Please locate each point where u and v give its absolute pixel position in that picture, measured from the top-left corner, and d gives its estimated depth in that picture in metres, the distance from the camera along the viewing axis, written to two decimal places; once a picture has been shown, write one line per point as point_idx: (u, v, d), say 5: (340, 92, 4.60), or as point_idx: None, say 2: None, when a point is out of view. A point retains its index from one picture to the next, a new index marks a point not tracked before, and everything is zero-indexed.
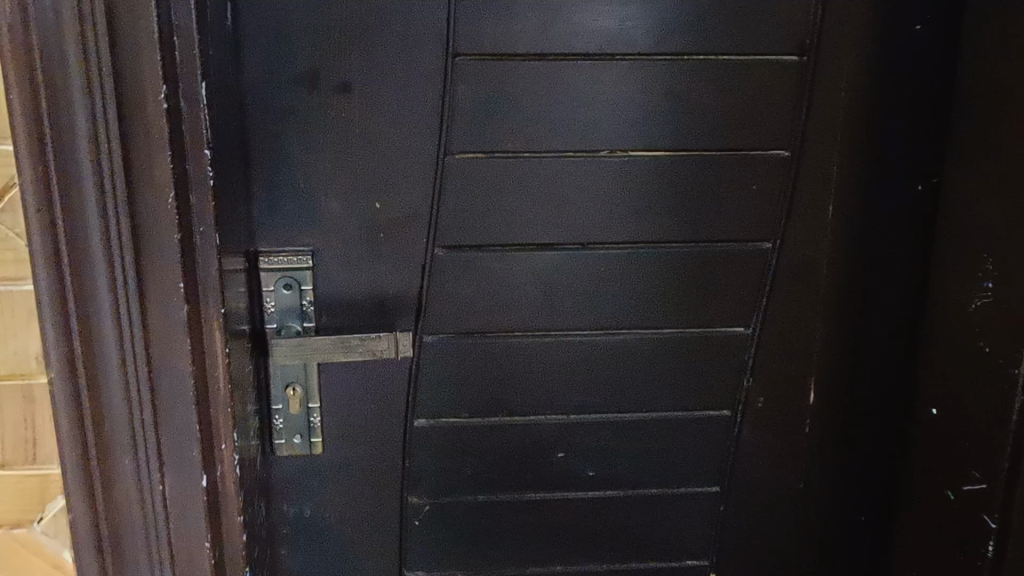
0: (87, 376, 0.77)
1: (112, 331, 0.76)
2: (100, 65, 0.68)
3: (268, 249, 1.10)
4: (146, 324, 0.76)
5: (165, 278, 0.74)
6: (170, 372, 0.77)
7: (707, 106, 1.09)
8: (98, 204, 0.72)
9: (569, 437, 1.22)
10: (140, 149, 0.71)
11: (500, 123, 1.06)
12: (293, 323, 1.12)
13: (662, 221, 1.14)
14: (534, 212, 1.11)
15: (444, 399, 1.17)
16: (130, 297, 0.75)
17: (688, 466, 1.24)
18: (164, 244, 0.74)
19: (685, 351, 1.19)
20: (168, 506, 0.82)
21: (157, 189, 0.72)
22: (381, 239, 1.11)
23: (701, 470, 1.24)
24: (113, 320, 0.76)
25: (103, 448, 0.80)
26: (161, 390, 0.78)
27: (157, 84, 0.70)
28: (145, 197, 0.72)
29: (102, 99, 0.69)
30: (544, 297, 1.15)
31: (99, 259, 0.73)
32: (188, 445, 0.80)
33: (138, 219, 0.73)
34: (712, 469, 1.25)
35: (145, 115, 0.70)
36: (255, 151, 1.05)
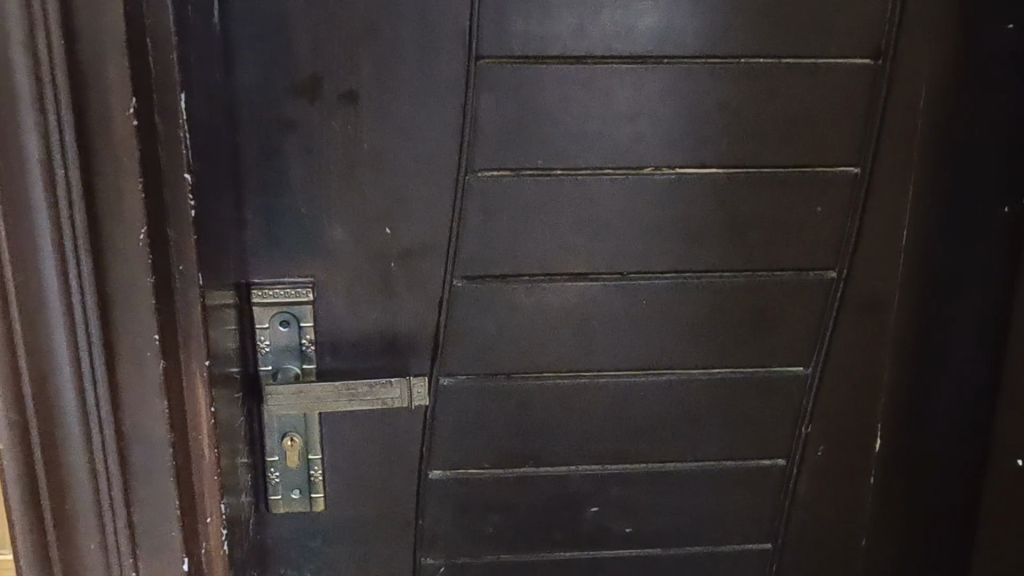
0: (42, 424, 0.68)
1: (73, 373, 0.66)
2: (55, 74, 0.59)
3: (262, 280, 0.95)
4: (114, 364, 0.67)
5: (134, 310, 0.66)
6: (142, 411, 0.69)
7: (767, 117, 0.95)
8: (53, 231, 0.62)
9: (602, 491, 1.08)
10: (105, 168, 0.62)
11: (529, 136, 0.93)
12: (291, 364, 0.98)
13: (712, 248, 1.00)
14: (567, 238, 0.97)
15: (463, 450, 1.04)
16: (93, 335, 0.66)
17: (735, 521, 1.11)
18: (131, 271, 0.65)
19: (736, 392, 1.06)
20: (137, 552, 0.73)
21: (123, 212, 0.63)
22: (392, 270, 0.97)
23: (751, 525, 1.11)
24: (73, 363, 0.66)
25: (58, 500, 0.70)
26: (131, 427, 0.69)
27: (126, 99, 0.61)
28: (110, 219, 0.63)
29: (57, 113, 0.60)
30: (578, 335, 1.01)
31: (54, 295, 0.64)
32: (159, 485, 0.72)
33: (101, 245, 0.64)
34: (763, 524, 1.12)
35: (113, 133, 0.61)
36: (247, 169, 0.91)
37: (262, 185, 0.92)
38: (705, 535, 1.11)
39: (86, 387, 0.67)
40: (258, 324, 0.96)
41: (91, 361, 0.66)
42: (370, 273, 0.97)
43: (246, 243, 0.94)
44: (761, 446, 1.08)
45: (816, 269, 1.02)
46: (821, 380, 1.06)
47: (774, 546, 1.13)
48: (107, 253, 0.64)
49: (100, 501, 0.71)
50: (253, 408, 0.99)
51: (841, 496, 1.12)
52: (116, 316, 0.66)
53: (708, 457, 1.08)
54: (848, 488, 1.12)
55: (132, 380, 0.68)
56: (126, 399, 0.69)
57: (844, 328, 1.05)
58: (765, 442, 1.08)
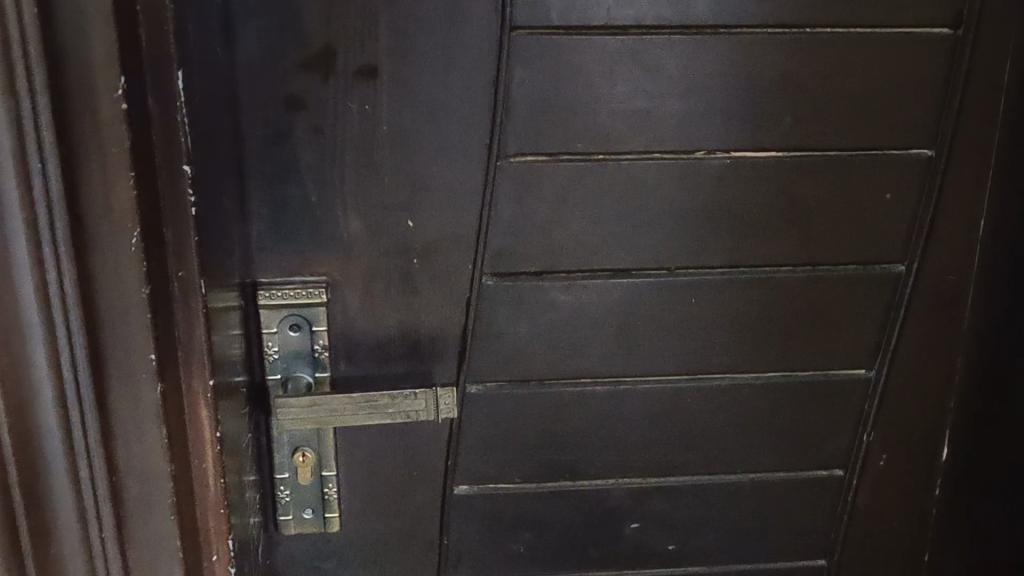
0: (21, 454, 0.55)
1: (55, 396, 0.54)
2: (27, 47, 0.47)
3: (270, 280, 0.85)
4: (103, 385, 0.55)
5: (126, 324, 0.54)
6: (138, 445, 0.57)
7: (835, 94, 0.85)
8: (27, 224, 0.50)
9: (643, 505, 0.99)
10: (88, 154, 0.50)
11: (568, 116, 0.82)
12: (303, 372, 0.88)
13: (769, 241, 0.90)
14: (610, 229, 0.87)
15: (491, 463, 0.94)
16: (80, 350, 0.54)
17: (786, 534, 1.02)
18: (122, 276, 0.52)
19: (791, 398, 0.96)
20: None
21: (110, 208, 0.51)
22: (414, 268, 0.87)
23: (804, 539, 1.03)
24: (56, 382, 0.54)
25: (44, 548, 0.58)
26: (125, 462, 0.57)
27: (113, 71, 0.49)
28: (95, 215, 0.51)
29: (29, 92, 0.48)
30: (620, 338, 0.92)
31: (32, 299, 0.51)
32: (161, 530, 0.60)
33: (86, 246, 0.51)
34: (817, 538, 1.03)
35: (97, 112, 0.49)
36: (250, 156, 0.80)
37: (268, 173, 0.81)
38: (751, 550, 1.03)
39: (72, 411, 0.55)
40: (267, 329, 0.86)
41: (76, 399, 0.55)
42: (390, 272, 0.86)
43: (251, 238, 0.83)
44: (816, 456, 0.99)
45: (883, 263, 0.92)
46: (886, 384, 0.97)
47: (828, 562, 1.05)
48: (92, 256, 0.52)
49: (94, 560, 0.60)
50: (260, 420, 0.89)
51: (900, 506, 1.03)
52: (107, 341, 0.54)
53: (759, 467, 0.99)
54: (909, 498, 1.03)
55: (125, 408, 0.56)
56: (118, 429, 0.56)
57: (911, 327, 0.95)
58: (821, 452, 0.99)
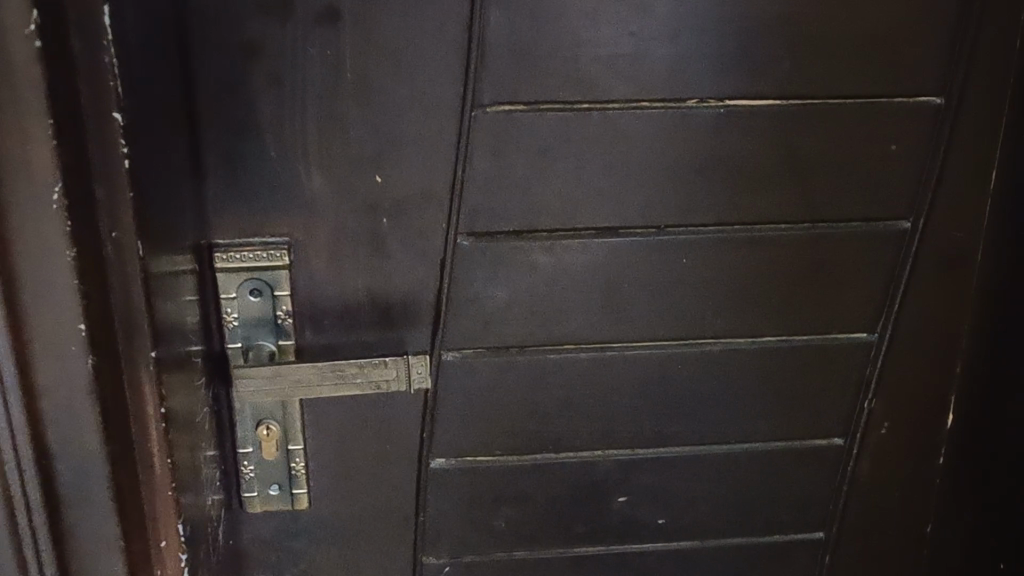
0: None
1: None
2: None
3: (228, 242, 0.79)
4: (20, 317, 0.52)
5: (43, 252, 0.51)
6: (61, 387, 0.54)
7: (840, 37, 0.78)
8: None
9: (632, 478, 0.94)
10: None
11: (548, 61, 0.76)
12: (265, 340, 0.82)
13: (767, 196, 0.84)
14: (594, 184, 0.81)
15: (468, 435, 0.89)
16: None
17: (782, 506, 0.97)
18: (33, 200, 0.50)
19: (790, 363, 0.90)
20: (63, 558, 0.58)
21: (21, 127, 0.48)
22: (384, 227, 0.80)
23: (801, 511, 0.98)
24: None
25: None
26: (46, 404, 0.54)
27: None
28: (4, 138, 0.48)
29: None
30: (606, 301, 0.86)
31: None
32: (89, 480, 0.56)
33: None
34: (815, 510, 0.98)
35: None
36: (202, 106, 0.73)
37: (222, 125, 0.74)
38: (746, 524, 0.98)
39: None
40: (224, 295, 0.80)
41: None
42: (358, 231, 0.80)
43: (206, 196, 0.77)
44: (814, 425, 0.93)
45: (888, 219, 0.86)
46: (890, 349, 0.91)
47: (826, 535, 1.00)
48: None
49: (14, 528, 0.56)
50: (220, 391, 0.83)
51: (903, 476, 0.98)
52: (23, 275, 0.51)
53: (755, 438, 0.93)
54: (913, 469, 0.98)
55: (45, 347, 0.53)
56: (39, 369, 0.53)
57: (917, 287, 0.89)
58: (820, 421, 0.93)
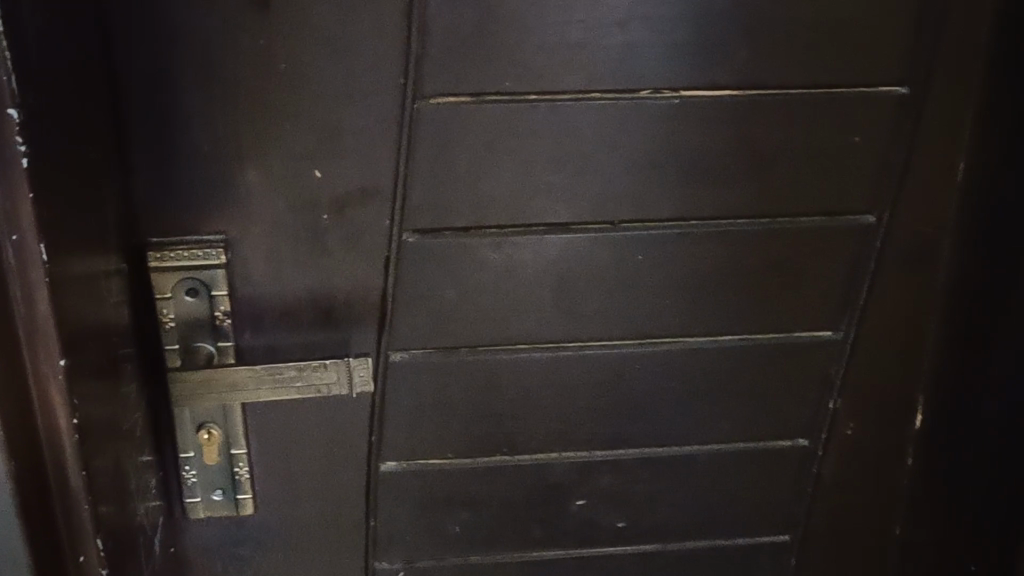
0: None
1: None
2: None
3: (161, 240, 0.76)
4: None
5: None
6: None
7: (800, 24, 0.75)
8: None
9: (590, 480, 0.91)
10: None
11: (492, 50, 0.72)
12: (204, 342, 0.79)
13: (725, 190, 0.80)
14: (544, 178, 0.78)
15: (418, 438, 0.86)
16: None
17: (746, 507, 0.94)
18: None
19: (751, 362, 0.87)
20: None
21: None
22: (324, 224, 0.77)
23: (766, 513, 0.95)
24: None
25: None
26: None
27: None
28: None
29: None
30: (559, 300, 0.83)
31: None
32: None
33: None
34: (780, 511, 0.95)
35: None
36: (130, 99, 0.70)
37: (153, 119, 0.71)
38: (709, 526, 0.95)
39: None
40: (159, 295, 0.77)
41: None
42: (297, 228, 0.77)
43: (137, 193, 0.74)
44: (778, 427, 0.91)
45: (851, 213, 0.83)
46: (855, 347, 0.88)
47: (792, 537, 0.97)
48: None
49: None
50: (157, 395, 0.80)
51: (871, 476, 0.95)
52: None
53: (718, 439, 0.91)
54: (881, 469, 0.95)
55: None
56: None
57: (882, 284, 0.86)
58: (784, 422, 0.91)
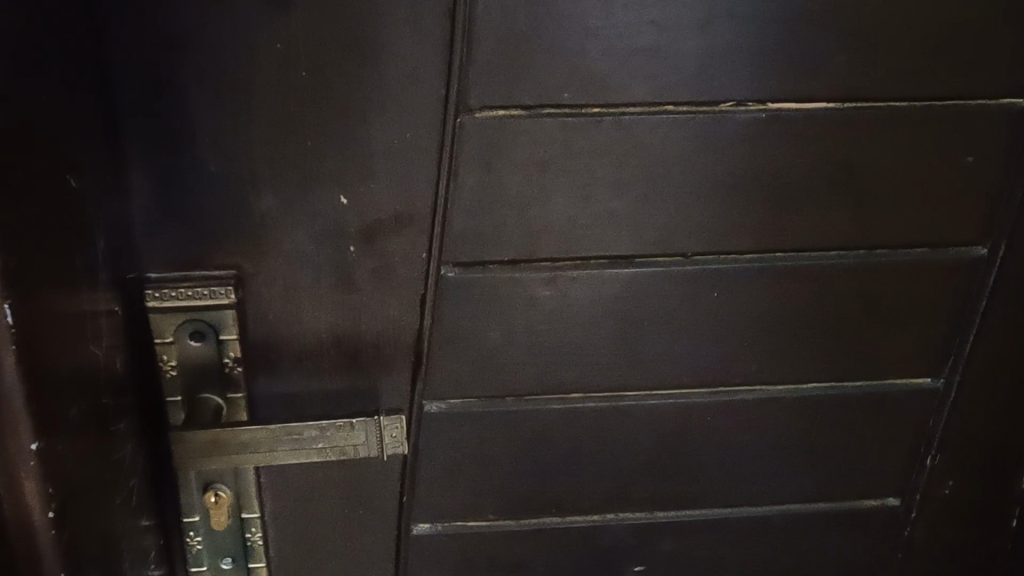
0: None
1: None
2: None
3: (161, 276, 0.65)
4: None
5: None
6: None
7: (910, 25, 0.63)
8: None
9: (649, 543, 0.81)
10: None
11: (550, 55, 0.61)
12: (211, 394, 0.68)
13: (814, 218, 0.69)
14: (607, 204, 0.67)
15: (454, 498, 0.75)
16: None
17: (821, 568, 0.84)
18: None
19: (837, 413, 0.77)
20: None
21: None
22: (351, 257, 0.66)
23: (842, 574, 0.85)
24: None
25: None
26: None
27: None
28: None
29: None
30: (620, 342, 0.72)
31: None
32: None
33: None
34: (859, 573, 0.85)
35: None
36: (125, 112, 0.59)
37: (152, 135, 0.60)
38: None
39: None
40: (158, 340, 0.66)
41: None
42: (320, 262, 0.66)
43: (135, 221, 0.63)
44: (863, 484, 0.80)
45: (957, 245, 0.72)
46: (956, 397, 0.77)
47: None
48: None
49: None
50: (161, 453, 0.69)
51: (966, 538, 0.84)
52: None
53: (797, 497, 0.80)
54: (978, 531, 0.84)
55: None
56: None
57: (993, 325, 0.75)
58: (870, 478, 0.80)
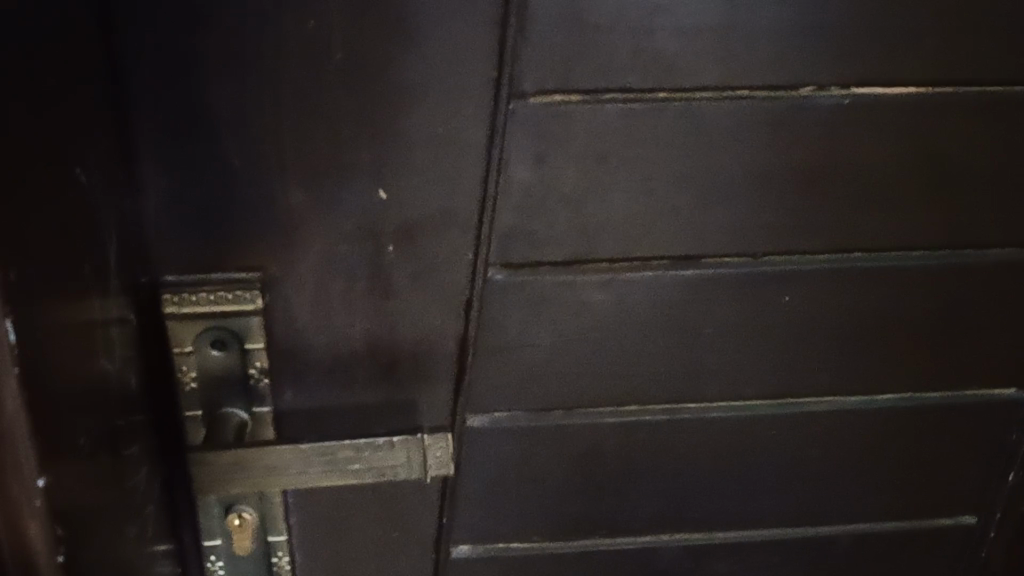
0: None
1: None
2: None
3: (178, 280, 0.59)
4: None
5: None
6: None
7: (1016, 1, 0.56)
8: None
9: (705, 562, 0.76)
10: None
11: (614, 35, 0.54)
12: (235, 407, 0.63)
13: (895, 213, 0.63)
14: (672, 200, 0.60)
15: (500, 514, 0.70)
16: None
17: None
18: None
19: (909, 425, 0.71)
20: None
21: None
22: (388, 259, 0.60)
23: None
24: None
25: None
26: None
27: None
28: None
29: None
30: (681, 351, 0.66)
31: None
32: None
33: None
34: None
35: None
36: (136, 99, 0.52)
37: (166, 126, 0.53)
38: None
39: None
40: (178, 350, 0.60)
41: None
42: (354, 264, 0.59)
43: (149, 220, 0.56)
44: (931, 499, 0.75)
45: None
46: None
47: None
48: None
49: None
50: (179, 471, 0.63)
51: None
52: None
53: (863, 513, 0.75)
54: None
55: None
56: None
57: None
58: (938, 490, 0.75)
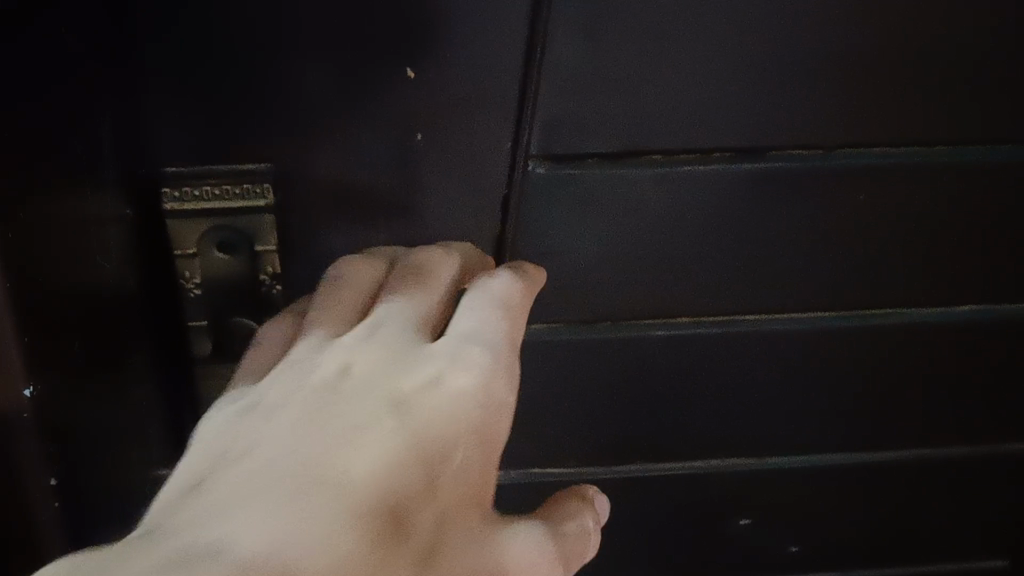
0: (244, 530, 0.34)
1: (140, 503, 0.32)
2: None
3: (180, 172, 0.50)
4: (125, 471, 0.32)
5: None
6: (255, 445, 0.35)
7: None
8: None
9: (751, 478, 0.72)
10: None
11: None
12: (241, 314, 0.56)
13: (995, 104, 0.55)
14: (741, 86, 0.52)
15: (538, 428, 0.66)
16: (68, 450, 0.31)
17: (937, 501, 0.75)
18: None
19: (979, 337, 0.66)
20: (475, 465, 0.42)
21: None
22: (417, 148, 0.52)
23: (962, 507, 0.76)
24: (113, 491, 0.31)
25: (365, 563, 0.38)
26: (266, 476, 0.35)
27: None
28: None
29: None
30: (737, 252, 0.59)
31: None
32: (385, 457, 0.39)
33: None
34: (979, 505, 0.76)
35: None
36: None
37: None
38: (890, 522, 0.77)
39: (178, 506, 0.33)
40: (180, 251, 0.53)
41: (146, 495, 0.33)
42: (377, 156, 0.52)
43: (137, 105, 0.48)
44: (996, 414, 0.70)
45: None
46: None
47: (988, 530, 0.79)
48: None
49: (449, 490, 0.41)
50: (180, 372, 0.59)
51: None
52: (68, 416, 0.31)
53: (922, 427, 0.70)
54: None
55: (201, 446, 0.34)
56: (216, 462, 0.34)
57: None
58: (1004, 405, 0.70)
